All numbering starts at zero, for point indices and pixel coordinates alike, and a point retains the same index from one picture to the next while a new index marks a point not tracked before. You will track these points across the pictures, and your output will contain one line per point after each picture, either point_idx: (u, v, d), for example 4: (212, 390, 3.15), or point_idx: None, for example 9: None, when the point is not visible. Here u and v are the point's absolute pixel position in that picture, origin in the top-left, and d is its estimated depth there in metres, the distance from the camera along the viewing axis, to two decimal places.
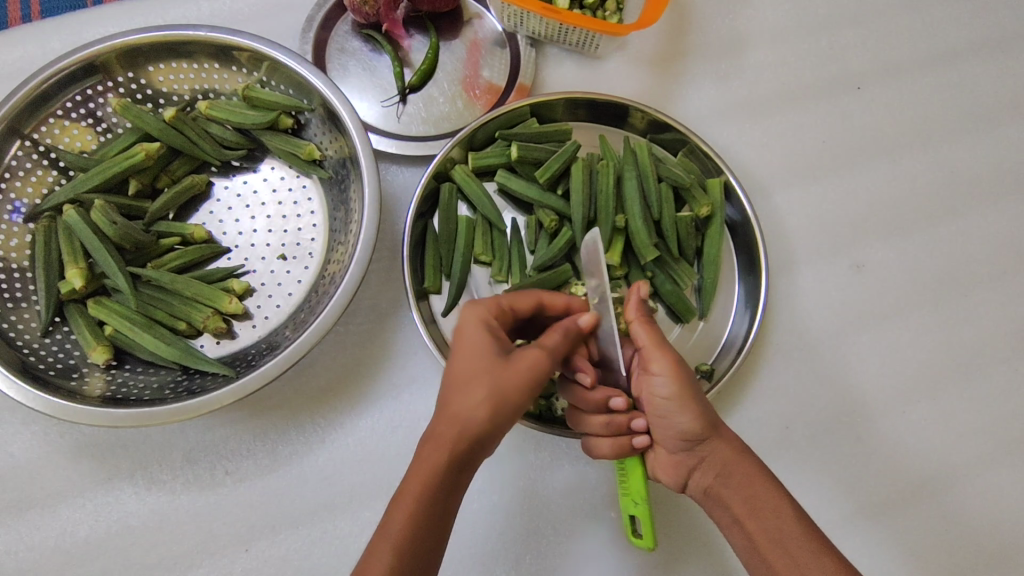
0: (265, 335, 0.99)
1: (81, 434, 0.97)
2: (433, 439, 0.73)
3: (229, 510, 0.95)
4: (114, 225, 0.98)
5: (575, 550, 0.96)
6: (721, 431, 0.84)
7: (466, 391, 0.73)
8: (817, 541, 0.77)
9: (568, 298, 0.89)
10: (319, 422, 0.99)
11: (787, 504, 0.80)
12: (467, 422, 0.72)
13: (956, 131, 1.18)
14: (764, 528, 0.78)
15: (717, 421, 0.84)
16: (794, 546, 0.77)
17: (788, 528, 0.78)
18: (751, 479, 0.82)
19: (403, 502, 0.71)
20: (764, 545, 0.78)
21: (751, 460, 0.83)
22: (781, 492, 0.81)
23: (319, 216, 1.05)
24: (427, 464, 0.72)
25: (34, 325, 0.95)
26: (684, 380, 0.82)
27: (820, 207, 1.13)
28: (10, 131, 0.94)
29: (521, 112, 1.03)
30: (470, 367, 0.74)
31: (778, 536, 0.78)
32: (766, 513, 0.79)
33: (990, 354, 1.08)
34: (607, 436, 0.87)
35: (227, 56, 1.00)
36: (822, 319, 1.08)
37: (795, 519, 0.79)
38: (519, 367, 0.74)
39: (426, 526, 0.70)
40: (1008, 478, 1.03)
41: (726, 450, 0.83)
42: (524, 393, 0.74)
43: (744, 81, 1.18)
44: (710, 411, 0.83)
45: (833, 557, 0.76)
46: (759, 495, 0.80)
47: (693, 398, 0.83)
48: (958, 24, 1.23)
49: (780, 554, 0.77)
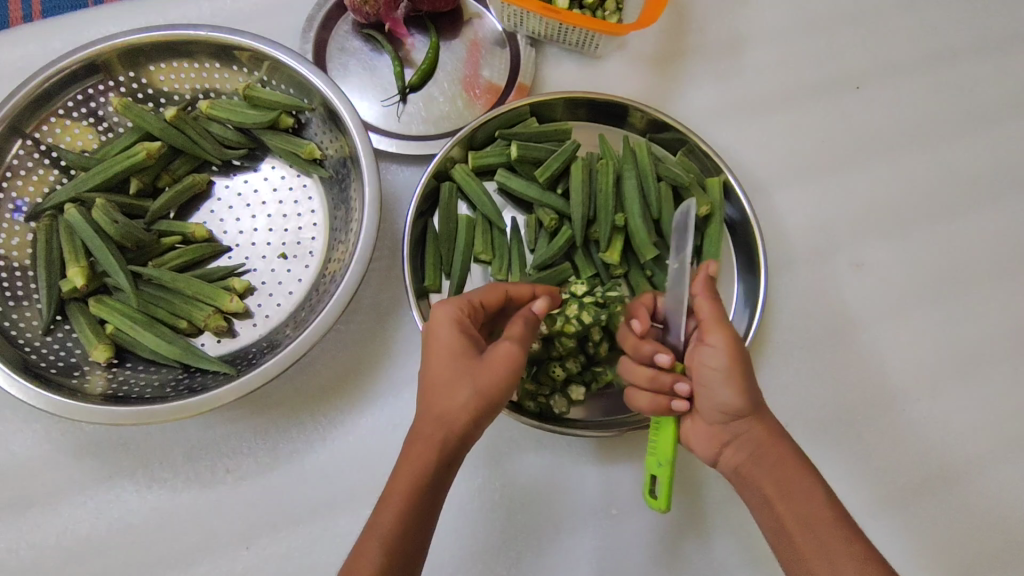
0: (265, 334, 0.99)
1: (82, 433, 0.98)
2: (418, 439, 0.74)
3: (229, 509, 0.95)
4: (116, 224, 0.98)
5: (575, 548, 0.97)
6: (761, 410, 0.83)
7: (451, 390, 0.74)
8: (846, 528, 0.76)
9: (532, 288, 0.92)
10: (320, 421, 0.99)
11: (819, 489, 0.79)
12: (452, 420, 0.73)
13: (955, 130, 1.19)
14: (794, 511, 0.78)
15: (760, 401, 0.83)
16: (824, 530, 0.76)
17: (817, 512, 0.77)
18: (785, 460, 0.81)
19: (391, 503, 0.71)
20: (792, 527, 0.77)
21: (787, 444, 0.82)
22: (815, 477, 0.80)
23: (319, 216, 1.05)
24: (415, 462, 0.72)
25: (35, 324, 0.96)
26: (739, 356, 0.80)
27: (819, 206, 1.14)
28: (12, 131, 0.94)
29: (521, 111, 1.04)
30: (451, 366, 0.75)
31: (808, 520, 0.77)
32: (799, 496, 0.78)
33: (990, 353, 1.09)
34: (647, 392, 0.84)
35: (228, 56, 1.00)
36: (822, 318, 1.09)
37: (824, 503, 0.78)
38: (500, 364, 0.75)
39: (413, 524, 0.71)
40: (1007, 478, 1.03)
41: (763, 429, 0.82)
42: (505, 383, 0.75)
43: (744, 81, 1.18)
44: (754, 390, 0.82)
45: (860, 546, 0.75)
46: (791, 478, 0.80)
47: (746, 376, 0.81)
48: (958, 25, 1.23)
49: (809, 537, 0.76)
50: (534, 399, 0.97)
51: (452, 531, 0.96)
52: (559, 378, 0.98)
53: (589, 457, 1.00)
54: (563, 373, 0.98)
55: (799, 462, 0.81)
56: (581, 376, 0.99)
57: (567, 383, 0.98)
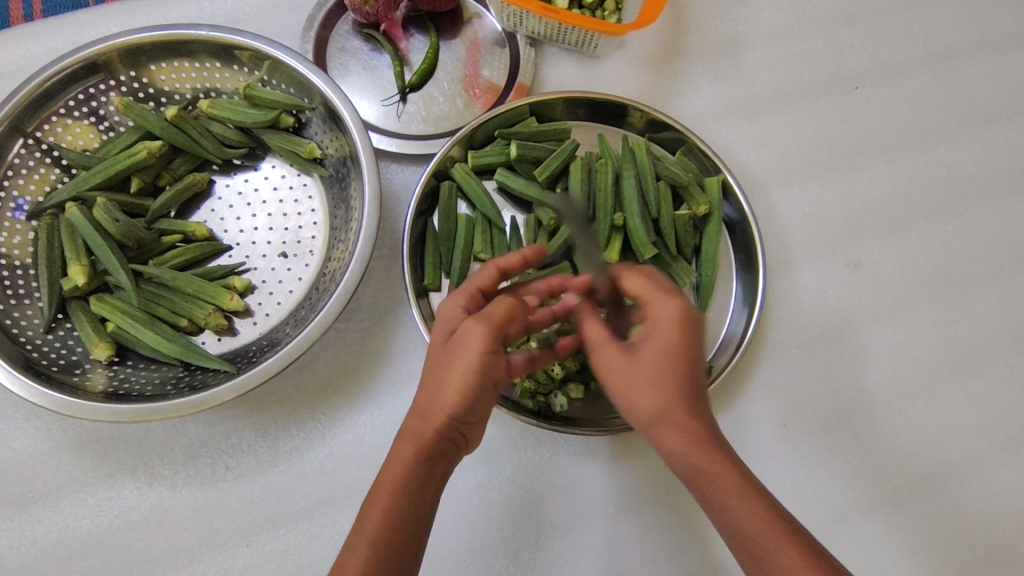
0: (265, 332, 1.00)
1: (84, 429, 0.98)
2: (405, 437, 0.76)
3: (229, 505, 0.96)
4: (117, 223, 0.99)
5: (574, 546, 0.97)
6: (666, 422, 0.74)
7: (431, 387, 0.75)
8: (782, 536, 0.72)
9: (518, 252, 0.89)
10: (319, 418, 0.99)
11: (739, 496, 0.73)
12: (429, 416, 0.75)
13: (954, 130, 1.19)
14: (725, 522, 0.74)
15: (668, 412, 0.73)
16: (750, 543, 0.72)
17: (739, 523, 0.73)
18: (701, 472, 0.74)
19: (376, 501, 0.73)
20: (729, 536, 0.74)
21: (713, 455, 0.74)
22: (741, 485, 0.74)
23: (320, 214, 1.06)
24: (398, 461, 0.75)
25: (36, 322, 0.96)
26: (617, 376, 0.74)
27: (817, 206, 1.14)
28: (12, 130, 0.94)
29: (521, 111, 1.04)
30: (433, 363, 0.77)
31: (735, 529, 0.73)
32: (718, 507, 0.74)
33: (988, 352, 1.09)
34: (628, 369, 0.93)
35: (229, 55, 1.00)
36: (821, 317, 1.09)
37: (757, 513, 0.73)
38: (465, 351, 0.72)
39: (400, 520, 0.72)
40: (1004, 477, 1.04)
41: (671, 443, 0.75)
42: (475, 372, 0.72)
43: (743, 81, 1.19)
44: (655, 405, 0.73)
45: (794, 550, 0.71)
46: (718, 490, 0.74)
47: (630, 393, 0.74)
48: (957, 24, 1.23)
49: (736, 543, 0.74)
50: (534, 398, 0.98)
51: (452, 528, 0.97)
52: (558, 377, 0.98)
53: (588, 454, 1.00)
54: (563, 372, 0.98)
55: (725, 472, 0.74)
56: (580, 375, 0.99)
57: (566, 381, 0.99)
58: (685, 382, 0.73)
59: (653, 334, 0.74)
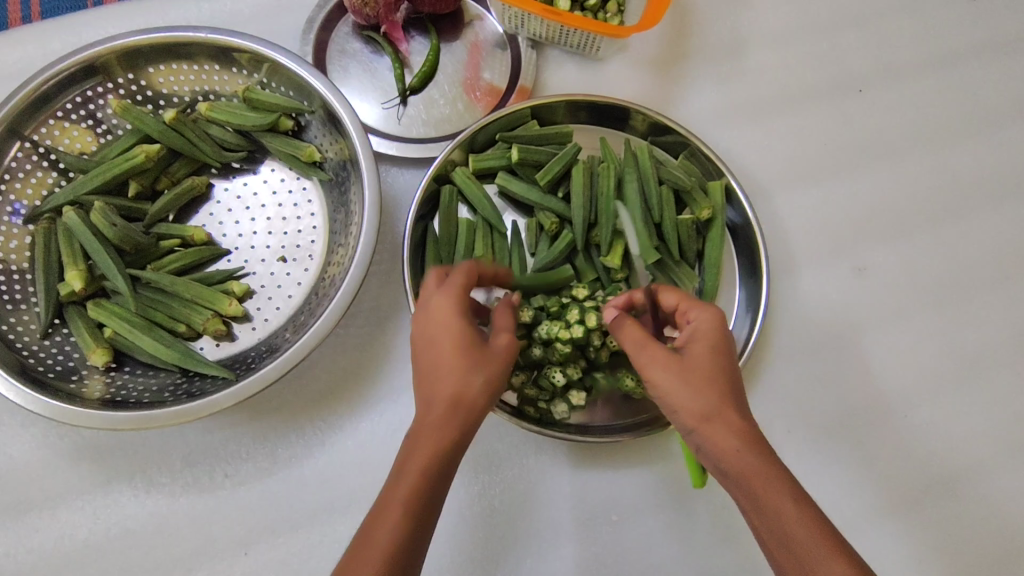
0: (264, 337, 0.99)
1: (81, 436, 0.97)
2: (419, 434, 0.71)
3: (229, 513, 0.95)
4: (114, 227, 0.98)
5: (575, 554, 0.96)
6: (720, 419, 0.73)
7: (450, 383, 0.72)
8: (835, 544, 0.66)
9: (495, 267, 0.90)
10: (319, 425, 0.98)
11: (790, 500, 0.69)
12: (446, 410, 0.71)
13: (957, 134, 1.18)
14: (770, 527, 0.69)
15: (714, 406, 0.73)
16: (801, 550, 0.66)
17: (790, 528, 0.67)
18: (751, 477, 0.70)
19: (391, 500, 0.67)
20: (772, 546, 0.68)
21: (758, 455, 0.71)
22: (789, 490, 0.69)
23: (319, 218, 1.05)
24: (421, 453, 0.69)
25: (33, 327, 0.95)
26: (665, 368, 0.75)
27: (821, 210, 1.13)
28: (9, 134, 0.93)
29: (522, 114, 1.03)
30: (451, 359, 0.73)
31: (781, 535, 0.68)
32: (770, 514, 0.69)
33: (993, 359, 1.08)
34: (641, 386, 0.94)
35: (227, 57, 0.99)
36: (825, 323, 1.08)
37: (807, 519, 0.68)
38: (495, 358, 0.76)
39: (418, 519, 0.66)
40: (1009, 484, 1.03)
41: (725, 444, 0.72)
42: (502, 372, 0.76)
43: (746, 84, 1.18)
44: (705, 399, 0.73)
45: (843, 555, 0.65)
46: (767, 493, 0.69)
47: (681, 387, 0.74)
48: (960, 26, 1.22)
49: (784, 556, 0.67)
50: (534, 405, 0.97)
51: (452, 536, 0.96)
52: (559, 384, 0.96)
53: (589, 461, 0.99)
54: (564, 380, 0.96)
55: (773, 476, 0.70)
56: (581, 382, 0.98)
57: (567, 388, 0.97)
58: (728, 383, 0.75)
59: (702, 333, 0.78)
